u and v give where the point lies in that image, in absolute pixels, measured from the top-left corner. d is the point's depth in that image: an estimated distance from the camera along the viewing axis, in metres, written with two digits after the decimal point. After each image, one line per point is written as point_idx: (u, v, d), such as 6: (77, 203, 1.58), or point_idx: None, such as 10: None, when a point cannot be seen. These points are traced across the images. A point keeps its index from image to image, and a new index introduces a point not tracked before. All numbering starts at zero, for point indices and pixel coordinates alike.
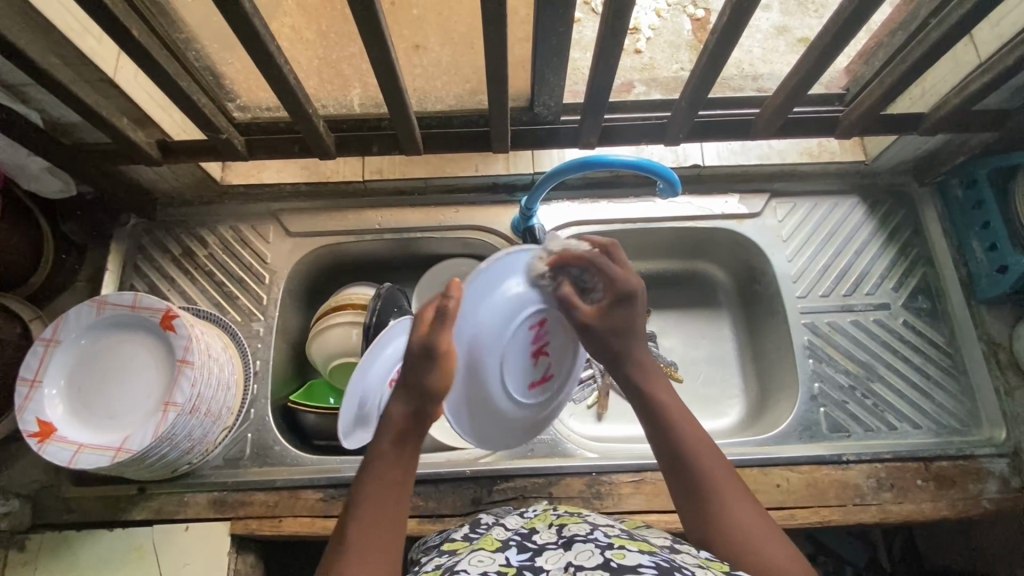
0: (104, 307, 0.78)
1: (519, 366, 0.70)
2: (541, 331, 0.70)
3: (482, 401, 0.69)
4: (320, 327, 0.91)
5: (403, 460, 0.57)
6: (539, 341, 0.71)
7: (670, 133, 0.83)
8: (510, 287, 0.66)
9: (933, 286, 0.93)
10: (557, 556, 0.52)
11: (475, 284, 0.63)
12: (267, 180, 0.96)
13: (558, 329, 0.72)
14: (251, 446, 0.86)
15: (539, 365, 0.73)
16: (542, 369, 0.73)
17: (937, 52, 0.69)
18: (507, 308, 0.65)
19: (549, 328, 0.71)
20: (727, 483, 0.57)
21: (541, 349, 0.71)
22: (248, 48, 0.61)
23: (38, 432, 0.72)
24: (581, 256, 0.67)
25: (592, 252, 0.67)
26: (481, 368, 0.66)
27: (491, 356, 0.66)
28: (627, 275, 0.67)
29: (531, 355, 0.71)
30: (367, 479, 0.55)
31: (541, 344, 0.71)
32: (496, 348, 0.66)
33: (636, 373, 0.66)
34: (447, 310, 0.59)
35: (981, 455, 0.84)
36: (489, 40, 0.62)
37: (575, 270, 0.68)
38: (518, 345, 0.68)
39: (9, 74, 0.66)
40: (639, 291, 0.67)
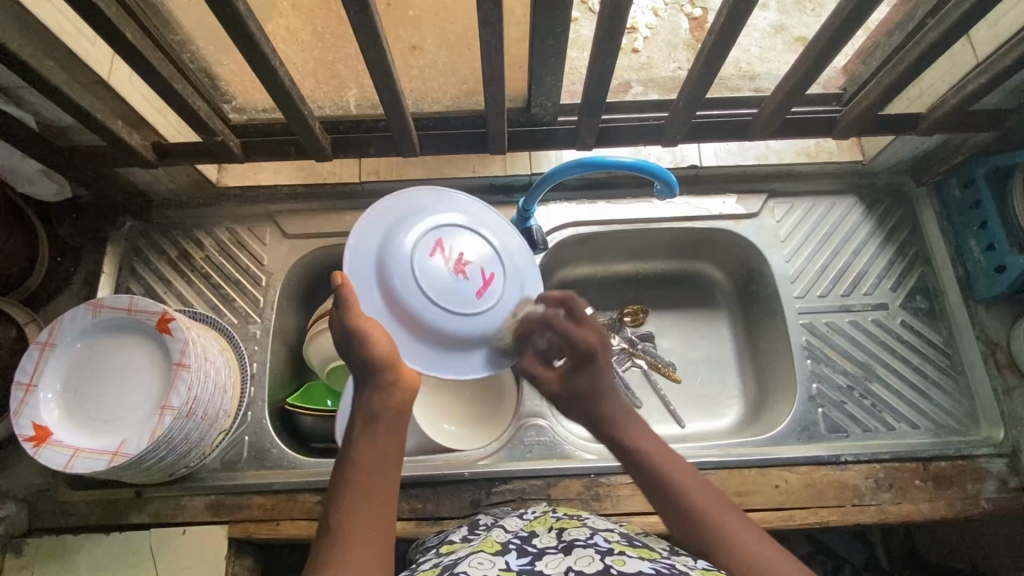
0: (100, 310, 0.77)
1: (444, 281, 0.63)
2: (448, 244, 0.65)
3: (427, 331, 0.63)
4: (317, 330, 0.90)
5: (381, 442, 0.56)
6: (449, 254, 0.65)
7: (667, 133, 0.83)
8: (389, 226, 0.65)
9: (930, 286, 0.93)
10: (557, 561, 0.52)
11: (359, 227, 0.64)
12: (264, 181, 0.96)
13: (467, 237, 0.67)
14: (248, 449, 0.86)
15: (474, 275, 0.66)
16: (478, 274, 0.66)
17: (935, 52, 0.69)
18: (391, 239, 0.63)
19: (456, 239, 0.66)
20: (715, 504, 0.57)
21: (461, 258, 0.65)
22: (243, 51, 0.61)
23: (34, 437, 0.72)
24: (537, 319, 0.70)
25: (546, 314, 0.70)
26: (394, 287, 0.62)
27: (401, 284, 0.62)
28: (584, 336, 0.70)
29: (453, 269, 0.64)
30: (348, 471, 0.55)
31: (456, 255, 0.65)
32: (404, 274, 0.62)
33: (613, 426, 0.67)
34: (339, 299, 0.57)
35: (979, 455, 0.84)
36: (485, 40, 0.62)
37: (538, 339, 0.72)
38: (429, 264, 0.63)
39: (3, 76, 0.65)
40: (597, 351, 0.70)
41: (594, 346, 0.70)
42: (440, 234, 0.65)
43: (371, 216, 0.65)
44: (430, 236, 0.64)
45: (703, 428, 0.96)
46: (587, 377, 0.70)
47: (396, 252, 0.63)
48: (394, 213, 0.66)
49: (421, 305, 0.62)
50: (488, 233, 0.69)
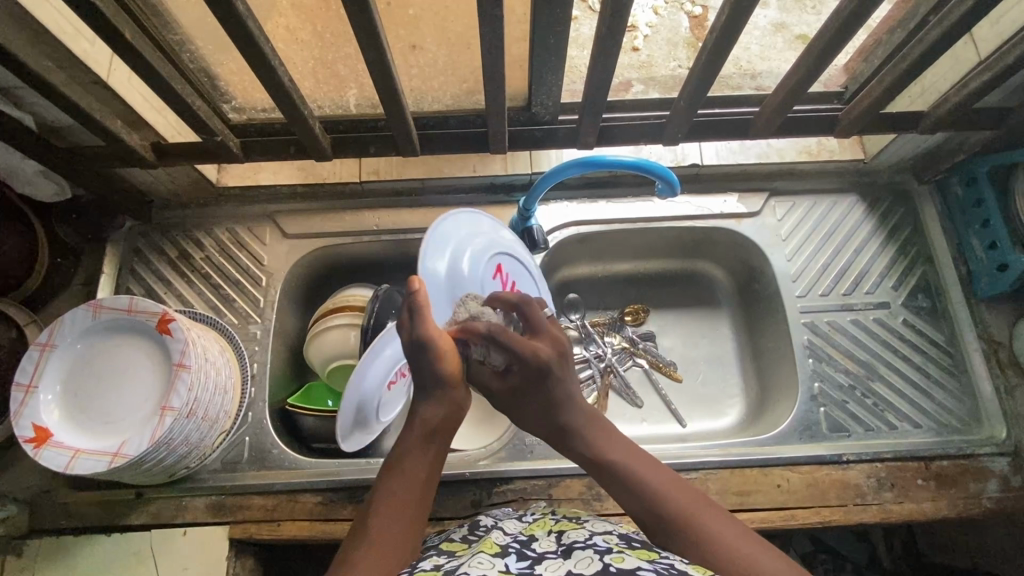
0: (100, 311, 0.77)
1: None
2: (503, 271, 0.76)
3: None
4: (319, 328, 0.90)
5: (428, 457, 0.58)
6: (504, 282, 0.76)
7: (668, 133, 0.83)
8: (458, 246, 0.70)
9: (932, 285, 0.93)
10: (557, 565, 0.52)
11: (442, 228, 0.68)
12: (264, 181, 0.96)
13: (514, 271, 0.79)
14: (249, 450, 0.86)
15: (517, 299, 0.78)
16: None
17: (937, 50, 0.69)
18: (466, 261, 0.69)
19: (506, 266, 0.77)
20: (690, 503, 0.55)
21: (511, 284, 0.77)
22: (242, 50, 0.61)
23: (34, 438, 0.72)
24: (479, 334, 0.61)
25: (487, 328, 0.60)
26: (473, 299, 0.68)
27: (481, 303, 0.68)
28: (533, 349, 0.61)
29: (507, 291, 0.76)
30: (393, 471, 0.57)
31: (507, 280, 0.76)
32: (481, 293, 0.69)
33: (575, 434, 0.63)
34: (414, 308, 0.56)
35: (981, 455, 0.84)
36: (485, 40, 0.62)
37: (477, 345, 0.62)
38: (494, 286, 0.72)
39: (1, 77, 0.65)
40: (549, 363, 0.62)
41: (546, 361, 0.62)
42: (496, 260, 0.75)
43: (442, 235, 0.68)
44: (491, 261, 0.74)
45: (704, 427, 0.96)
46: (542, 391, 0.62)
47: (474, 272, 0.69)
48: (457, 234, 0.71)
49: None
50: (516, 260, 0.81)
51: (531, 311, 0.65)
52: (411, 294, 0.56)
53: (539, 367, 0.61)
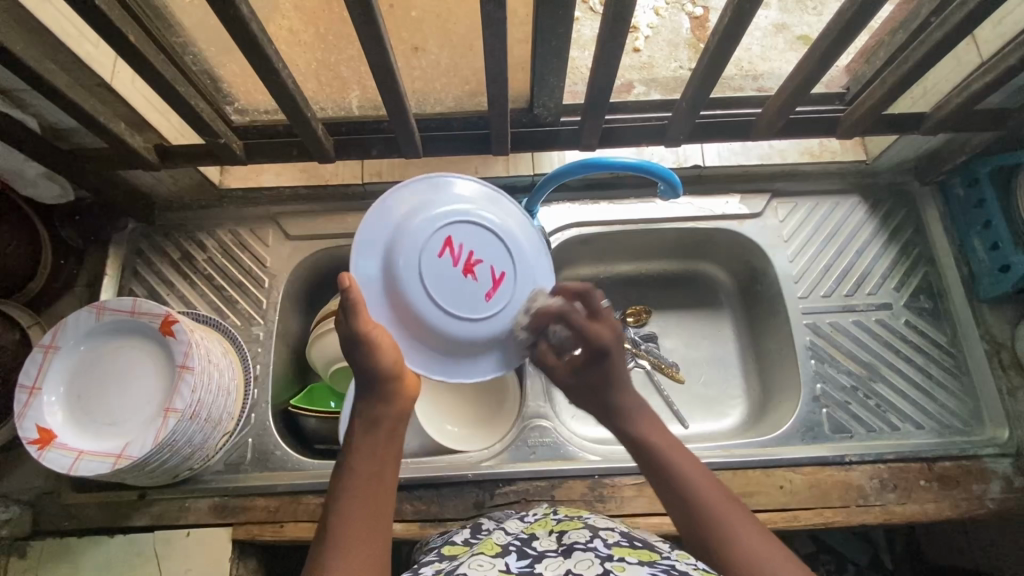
0: (102, 313, 0.77)
1: (454, 283, 0.62)
2: (458, 243, 0.62)
3: (434, 335, 0.62)
4: (319, 332, 0.90)
5: (379, 448, 0.57)
6: (461, 253, 0.62)
7: (670, 134, 0.83)
8: (399, 221, 0.62)
9: (934, 285, 0.93)
10: (556, 563, 0.52)
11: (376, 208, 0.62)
12: (267, 183, 0.95)
13: (483, 236, 0.63)
14: (252, 451, 0.86)
15: (482, 275, 0.63)
16: (487, 276, 0.63)
17: (940, 51, 0.69)
18: (404, 236, 0.61)
19: (467, 238, 0.63)
20: (718, 497, 0.57)
21: (471, 257, 0.62)
22: (246, 53, 0.61)
23: (38, 439, 0.72)
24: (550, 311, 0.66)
25: (561, 306, 0.66)
26: (400, 289, 0.60)
27: (411, 288, 0.60)
28: (598, 330, 0.68)
29: (462, 269, 0.62)
30: (346, 473, 0.55)
31: (466, 254, 0.62)
32: (412, 276, 0.60)
33: (621, 416, 0.66)
34: (346, 302, 0.56)
35: (984, 455, 0.84)
36: (488, 42, 0.62)
37: (549, 329, 0.68)
38: (436, 266, 0.61)
39: (6, 79, 0.65)
40: (612, 346, 0.68)
41: (607, 343, 0.67)
42: (452, 231, 0.62)
43: (386, 208, 0.62)
44: (440, 235, 0.61)
45: (707, 428, 0.96)
46: (599, 371, 0.68)
47: (405, 253, 0.60)
48: (412, 204, 0.63)
49: (426, 309, 0.61)
50: (497, 226, 0.65)
51: (592, 298, 0.67)
52: (343, 291, 0.55)
53: (601, 349, 0.67)
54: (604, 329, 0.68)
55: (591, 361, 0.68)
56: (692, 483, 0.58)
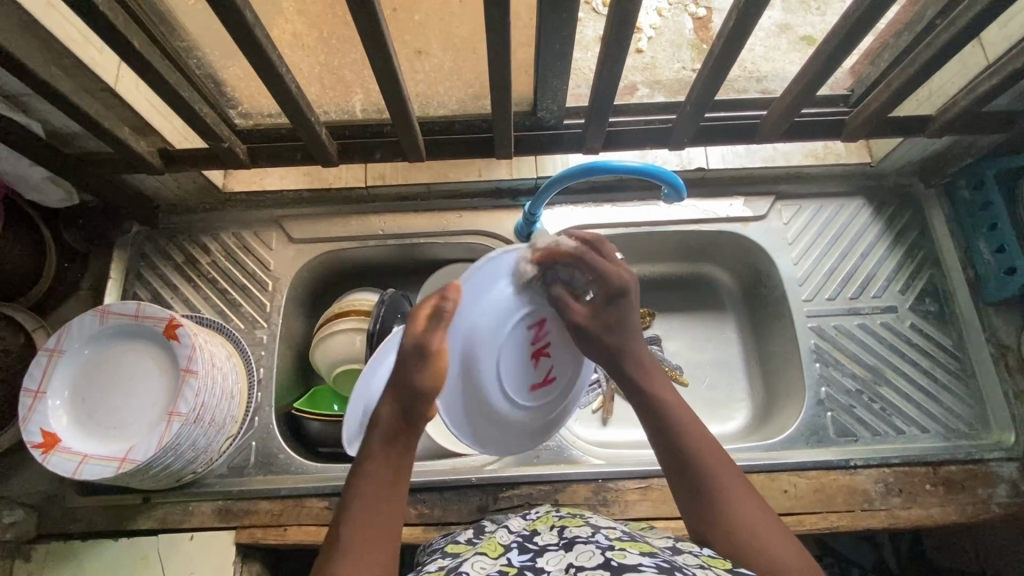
0: (107, 316, 0.77)
1: (520, 367, 0.68)
2: (544, 332, 0.68)
3: (479, 399, 0.67)
4: (322, 335, 0.91)
5: (391, 460, 0.57)
6: (539, 341, 0.69)
7: (673, 137, 0.83)
8: (498, 291, 0.64)
9: (940, 288, 0.93)
10: (558, 558, 0.52)
11: (477, 276, 0.62)
12: (269, 186, 0.96)
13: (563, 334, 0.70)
14: (255, 454, 0.86)
15: (541, 368, 0.70)
16: (544, 371, 0.70)
17: (946, 54, 0.68)
18: (506, 313, 0.65)
19: (552, 330, 0.69)
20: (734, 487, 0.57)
21: (544, 349, 0.69)
22: (250, 58, 0.61)
23: (43, 443, 0.72)
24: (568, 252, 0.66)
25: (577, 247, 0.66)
26: (476, 364, 0.64)
27: (487, 353, 0.65)
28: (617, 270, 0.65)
29: (532, 355, 0.69)
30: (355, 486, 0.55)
31: (544, 342, 0.69)
32: (495, 346, 0.65)
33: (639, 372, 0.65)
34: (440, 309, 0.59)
35: (990, 459, 0.83)
36: (492, 46, 0.62)
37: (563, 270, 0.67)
38: (516, 345, 0.67)
39: (10, 84, 0.65)
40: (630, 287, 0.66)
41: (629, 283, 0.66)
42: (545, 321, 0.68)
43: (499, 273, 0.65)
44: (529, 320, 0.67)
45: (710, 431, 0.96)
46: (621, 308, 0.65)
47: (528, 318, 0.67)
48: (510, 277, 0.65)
49: (490, 377, 0.66)
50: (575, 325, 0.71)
51: (603, 249, 0.66)
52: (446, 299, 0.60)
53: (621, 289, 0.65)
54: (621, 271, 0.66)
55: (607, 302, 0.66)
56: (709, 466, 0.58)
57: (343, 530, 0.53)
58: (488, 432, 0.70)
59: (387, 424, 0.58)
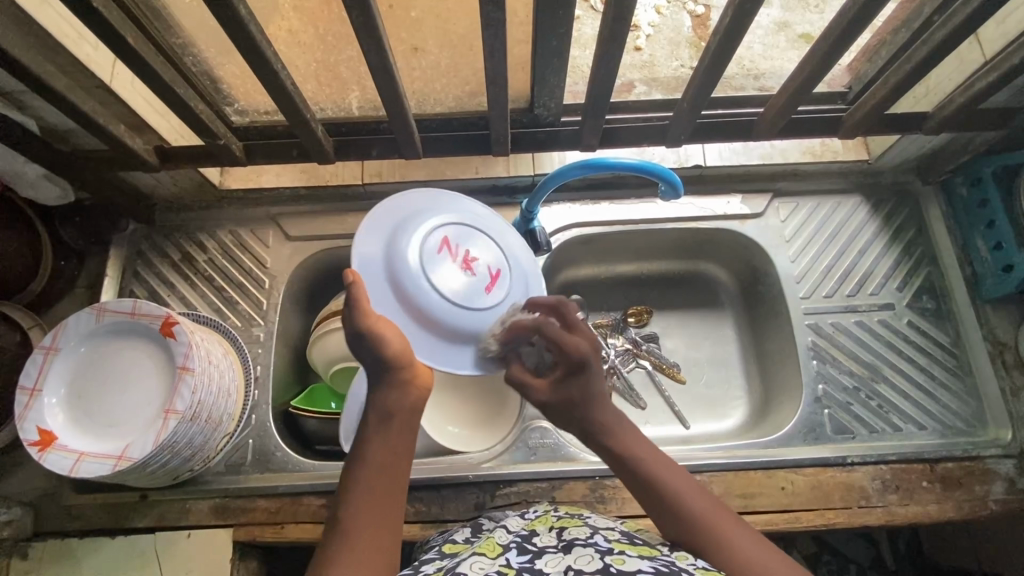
0: (103, 314, 0.77)
1: (455, 278, 0.63)
2: (455, 243, 0.65)
3: (433, 322, 0.62)
4: (320, 332, 0.89)
5: (392, 442, 0.57)
6: (458, 251, 0.65)
7: (671, 135, 0.82)
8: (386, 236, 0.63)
9: (937, 285, 0.93)
10: (556, 560, 0.52)
11: (366, 228, 0.63)
12: (266, 183, 0.96)
13: (472, 236, 0.67)
14: (252, 452, 0.86)
15: (479, 271, 0.65)
16: (484, 270, 0.66)
17: (944, 50, 0.68)
18: (398, 249, 0.62)
19: (461, 238, 0.66)
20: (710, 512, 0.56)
21: (468, 256, 0.65)
22: (245, 54, 0.61)
23: (38, 441, 0.72)
24: (525, 325, 0.65)
25: (534, 320, 0.65)
26: (406, 295, 0.61)
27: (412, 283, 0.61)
28: (573, 341, 0.64)
29: (460, 266, 0.64)
30: (356, 475, 0.55)
31: (463, 253, 0.65)
32: (416, 274, 0.61)
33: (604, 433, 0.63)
34: (351, 297, 0.57)
35: (987, 456, 0.84)
36: (488, 42, 0.61)
37: (519, 341, 0.66)
38: (436, 264, 0.63)
39: (4, 81, 0.65)
40: (588, 356, 0.64)
41: (585, 353, 0.64)
42: (448, 232, 0.65)
43: (375, 228, 0.64)
44: (432, 235, 0.64)
45: (707, 429, 0.96)
46: (580, 381, 0.65)
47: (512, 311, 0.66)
48: (389, 224, 0.64)
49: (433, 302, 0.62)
50: (479, 225, 0.69)
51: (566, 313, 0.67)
52: (348, 286, 0.57)
53: (581, 359, 0.64)
54: (583, 339, 0.66)
55: (569, 373, 0.65)
56: (687, 498, 0.58)
57: (348, 520, 0.52)
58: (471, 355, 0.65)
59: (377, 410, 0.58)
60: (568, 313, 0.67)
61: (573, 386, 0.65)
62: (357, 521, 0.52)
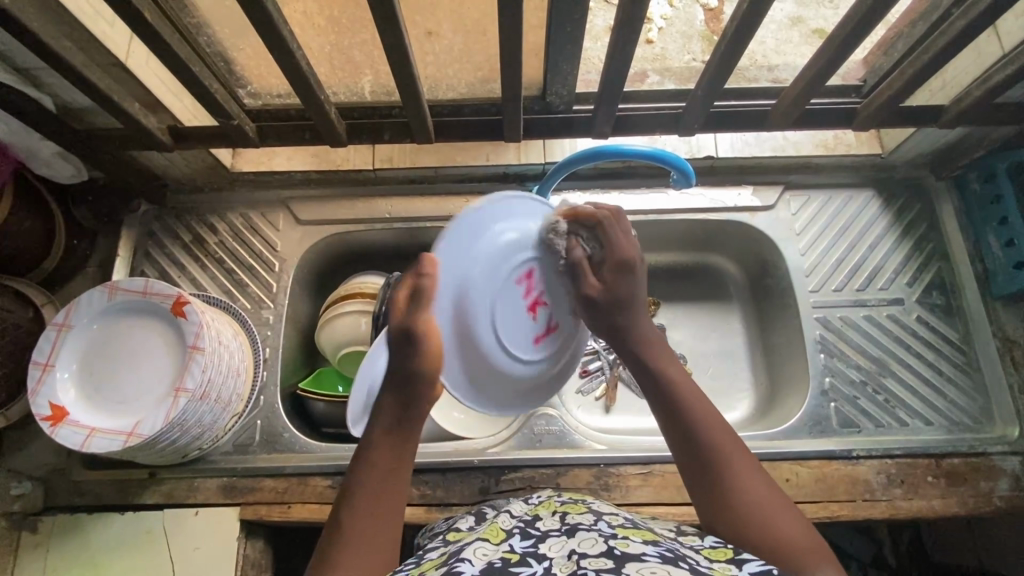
0: (115, 292, 0.78)
1: (518, 319, 0.64)
2: (535, 278, 0.65)
3: (474, 351, 0.62)
4: (330, 316, 0.91)
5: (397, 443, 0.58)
6: (530, 293, 0.65)
7: (684, 123, 0.82)
8: (485, 240, 0.60)
9: (948, 281, 0.92)
10: (560, 544, 0.52)
11: (457, 228, 0.59)
12: (278, 167, 0.96)
13: (552, 277, 0.66)
14: (260, 433, 0.86)
15: (540, 318, 0.66)
16: (544, 320, 0.67)
17: (963, 40, 0.67)
18: (490, 254, 0.60)
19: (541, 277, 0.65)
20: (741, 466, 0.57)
21: (539, 299, 0.66)
22: (261, 33, 0.61)
23: (50, 416, 0.73)
24: (592, 215, 0.65)
25: (600, 213, 0.66)
26: (466, 313, 0.60)
27: (477, 305, 0.60)
28: (630, 246, 0.65)
29: (528, 305, 0.65)
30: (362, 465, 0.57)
31: (537, 294, 0.65)
32: (484, 301, 0.61)
33: (642, 350, 0.64)
34: (419, 291, 0.57)
35: (993, 453, 0.83)
36: (504, 27, 0.61)
37: (584, 233, 0.66)
38: (509, 298, 0.63)
39: (23, 57, 0.66)
40: (640, 265, 0.65)
41: (639, 258, 0.65)
42: (532, 266, 0.64)
43: (489, 213, 0.61)
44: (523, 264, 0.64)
45: None
46: (629, 285, 0.64)
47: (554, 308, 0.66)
48: (507, 214, 0.62)
49: (481, 338, 0.61)
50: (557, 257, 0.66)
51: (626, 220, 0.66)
52: (421, 277, 0.57)
53: (631, 263, 0.64)
54: (637, 248, 0.66)
55: (616, 278, 0.64)
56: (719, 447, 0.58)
57: (350, 507, 0.56)
58: (494, 391, 0.66)
59: (391, 412, 0.59)
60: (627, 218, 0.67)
61: (619, 289, 0.64)
62: (357, 518, 0.55)
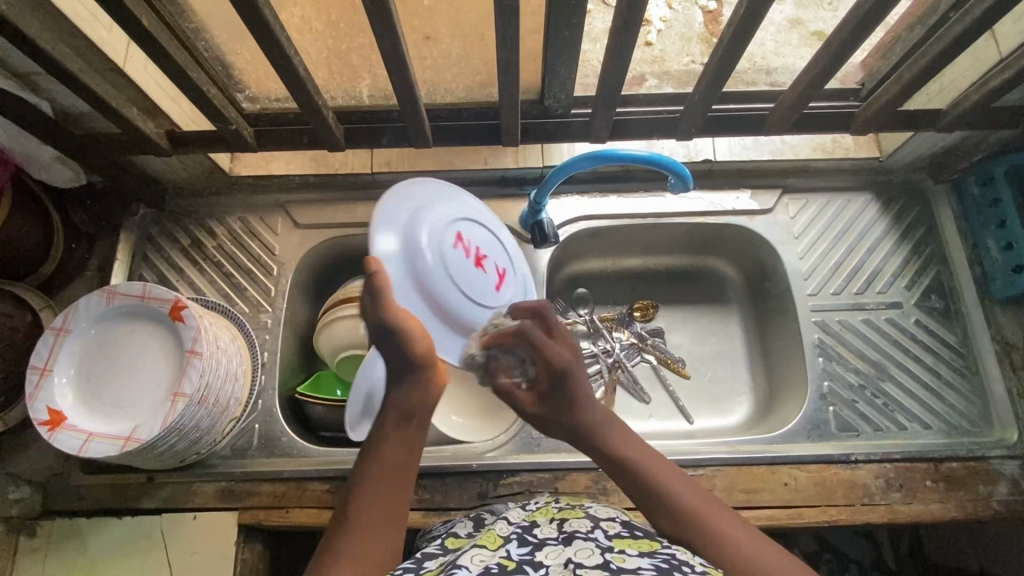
0: (114, 297, 0.78)
1: (473, 277, 0.64)
2: (468, 239, 0.66)
3: (448, 317, 0.62)
4: (328, 320, 0.90)
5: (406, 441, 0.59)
6: (472, 250, 0.66)
7: (682, 127, 0.82)
8: (406, 219, 0.62)
9: (946, 285, 0.92)
10: (557, 552, 0.53)
11: (385, 206, 0.61)
12: (276, 171, 0.96)
13: (478, 232, 0.68)
14: (259, 437, 0.86)
15: (489, 270, 0.67)
16: (493, 269, 0.67)
17: (961, 44, 0.67)
18: (419, 227, 0.62)
19: (473, 235, 0.67)
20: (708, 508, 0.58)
21: (479, 253, 0.67)
22: (258, 39, 0.61)
23: (48, 421, 0.73)
24: (513, 328, 0.64)
25: (520, 319, 0.65)
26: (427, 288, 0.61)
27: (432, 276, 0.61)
28: (558, 349, 0.65)
29: (474, 262, 0.65)
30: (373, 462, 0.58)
31: (475, 249, 0.66)
32: (439, 270, 0.61)
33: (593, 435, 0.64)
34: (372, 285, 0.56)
35: (992, 457, 0.83)
36: (501, 31, 0.61)
37: (507, 348, 0.65)
38: (457, 260, 0.63)
39: (21, 62, 0.66)
40: (572, 366, 0.65)
41: (569, 361, 0.65)
42: (460, 228, 0.66)
43: (396, 201, 0.62)
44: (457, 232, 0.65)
45: (712, 424, 0.96)
46: (566, 389, 0.65)
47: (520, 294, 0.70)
48: (415, 197, 0.64)
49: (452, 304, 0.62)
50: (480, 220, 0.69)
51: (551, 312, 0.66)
52: (370, 273, 0.56)
53: (560, 368, 0.64)
54: (564, 347, 0.66)
55: (551, 386, 0.65)
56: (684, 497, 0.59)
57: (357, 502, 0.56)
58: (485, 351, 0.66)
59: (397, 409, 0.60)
60: (549, 316, 0.66)
61: (558, 396, 0.65)
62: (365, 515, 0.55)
